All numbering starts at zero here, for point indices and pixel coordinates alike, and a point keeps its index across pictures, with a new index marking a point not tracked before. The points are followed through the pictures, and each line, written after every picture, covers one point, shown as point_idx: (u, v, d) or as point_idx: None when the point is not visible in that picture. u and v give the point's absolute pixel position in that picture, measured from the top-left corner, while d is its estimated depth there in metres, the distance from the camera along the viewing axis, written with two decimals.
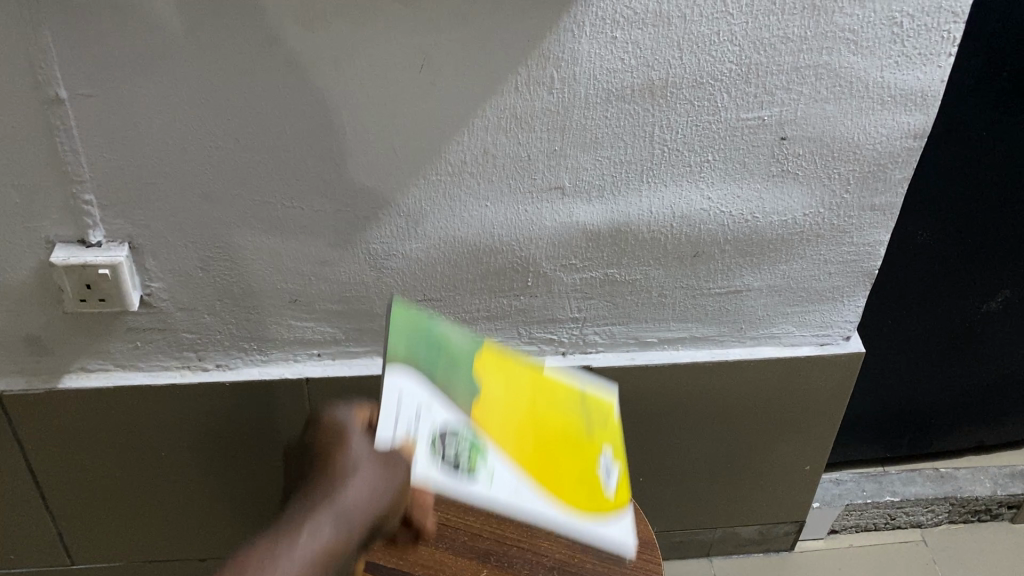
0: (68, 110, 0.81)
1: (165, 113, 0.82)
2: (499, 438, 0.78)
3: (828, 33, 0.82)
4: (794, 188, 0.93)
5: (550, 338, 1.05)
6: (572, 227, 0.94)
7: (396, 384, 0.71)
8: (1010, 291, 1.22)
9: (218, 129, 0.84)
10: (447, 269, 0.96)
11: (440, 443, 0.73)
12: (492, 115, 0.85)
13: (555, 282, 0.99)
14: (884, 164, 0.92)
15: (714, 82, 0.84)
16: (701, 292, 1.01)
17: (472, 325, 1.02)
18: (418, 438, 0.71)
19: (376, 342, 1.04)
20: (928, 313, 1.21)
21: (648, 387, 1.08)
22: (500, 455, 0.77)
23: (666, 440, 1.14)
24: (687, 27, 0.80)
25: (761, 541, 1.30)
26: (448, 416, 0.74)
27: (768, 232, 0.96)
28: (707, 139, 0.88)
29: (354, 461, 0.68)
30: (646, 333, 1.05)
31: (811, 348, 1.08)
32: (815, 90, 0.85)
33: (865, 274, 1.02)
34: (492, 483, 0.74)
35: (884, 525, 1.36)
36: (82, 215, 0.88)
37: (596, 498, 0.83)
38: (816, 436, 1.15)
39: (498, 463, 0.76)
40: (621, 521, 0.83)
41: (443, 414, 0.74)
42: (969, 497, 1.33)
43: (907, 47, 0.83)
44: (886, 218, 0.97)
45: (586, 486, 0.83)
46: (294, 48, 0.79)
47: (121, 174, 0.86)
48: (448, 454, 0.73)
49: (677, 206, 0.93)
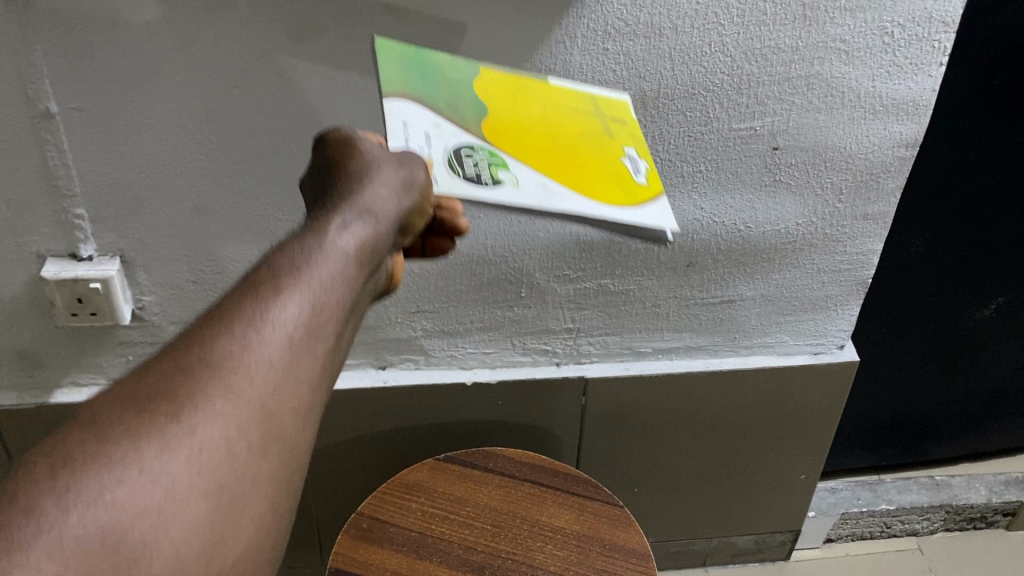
0: (59, 124, 0.80)
1: (156, 126, 0.82)
2: (518, 154, 0.60)
3: (819, 43, 0.82)
4: (787, 197, 0.93)
5: (544, 349, 1.04)
6: (566, 238, 0.93)
7: (396, 112, 0.58)
8: (1004, 299, 1.22)
9: (210, 142, 0.83)
10: (441, 281, 0.96)
11: (458, 158, 0.58)
12: None
13: (549, 293, 0.98)
14: (877, 173, 0.92)
15: (705, 93, 0.84)
16: (694, 302, 1.01)
17: (466, 336, 1.02)
18: (431, 157, 0.57)
19: (369, 354, 1.02)
20: (921, 321, 1.22)
21: (643, 397, 1.08)
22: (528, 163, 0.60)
23: (662, 451, 1.13)
24: (679, 38, 0.80)
25: (757, 550, 1.29)
26: (462, 138, 0.60)
27: (761, 241, 0.96)
28: (700, 149, 0.88)
29: (372, 161, 0.59)
30: (641, 343, 1.05)
31: (805, 357, 1.08)
32: (807, 100, 0.86)
33: (858, 283, 1.02)
34: (516, 187, 0.56)
35: (879, 533, 1.36)
36: (74, 229, 0.88)
37: (625, 185, 0.62)
38: (811, 445, 1.15)
39: (526, 171, 0.59)
40: (662, 210, 0.61)
41: (457, 137, 0.60)
42: (965, 505, 1.33)
43: (899, 57, 0.84)
44: (879, 226, 0.97)
45: (617, 183, 0.62)
46: (286, 61, 0.79)
47: (112, 188, 0.86)
48: (467, 167, 0.57)
49: (670, 216, 0.93)
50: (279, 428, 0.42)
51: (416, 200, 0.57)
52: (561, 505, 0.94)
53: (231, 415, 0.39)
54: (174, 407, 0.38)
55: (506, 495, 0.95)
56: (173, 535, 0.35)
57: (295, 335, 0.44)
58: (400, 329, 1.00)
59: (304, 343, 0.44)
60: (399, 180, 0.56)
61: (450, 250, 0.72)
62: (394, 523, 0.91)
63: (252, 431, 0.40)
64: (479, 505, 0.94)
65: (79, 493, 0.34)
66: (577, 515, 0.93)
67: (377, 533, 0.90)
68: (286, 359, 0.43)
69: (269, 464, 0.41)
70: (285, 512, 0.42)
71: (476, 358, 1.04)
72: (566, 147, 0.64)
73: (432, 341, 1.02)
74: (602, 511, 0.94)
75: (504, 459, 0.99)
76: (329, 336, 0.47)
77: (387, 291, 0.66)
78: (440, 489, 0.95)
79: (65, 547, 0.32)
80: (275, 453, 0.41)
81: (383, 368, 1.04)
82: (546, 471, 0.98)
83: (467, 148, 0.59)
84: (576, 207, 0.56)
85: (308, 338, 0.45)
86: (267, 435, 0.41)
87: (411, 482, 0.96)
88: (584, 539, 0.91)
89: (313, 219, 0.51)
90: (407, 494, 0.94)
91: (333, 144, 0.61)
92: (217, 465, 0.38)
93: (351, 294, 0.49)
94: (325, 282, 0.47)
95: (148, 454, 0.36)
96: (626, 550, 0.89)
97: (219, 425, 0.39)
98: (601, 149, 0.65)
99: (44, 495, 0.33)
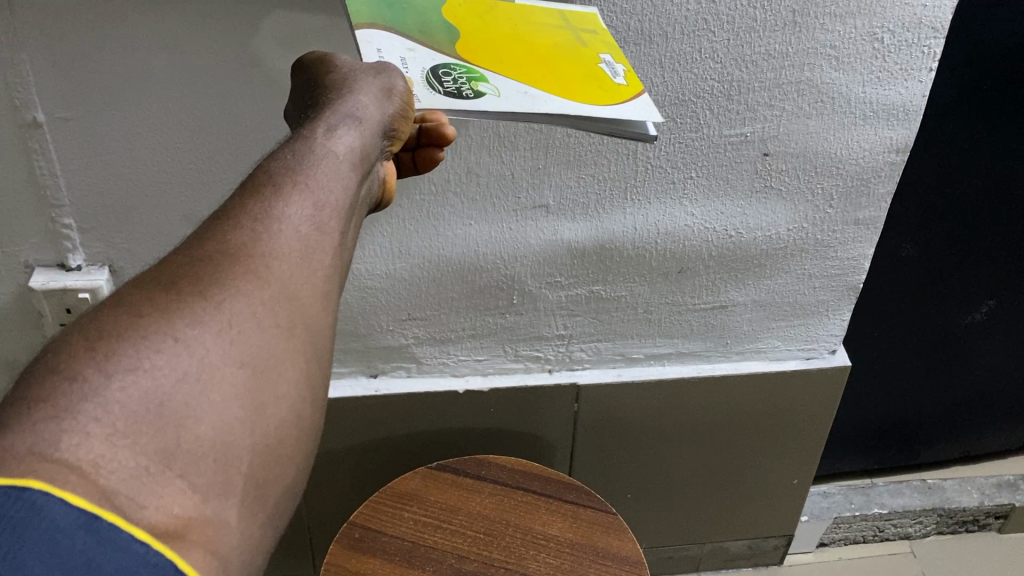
0: (46, 134, 0.80)
1: (144, 135, 0.81)
2: (495, 66, 0.60)
3: (809, 49, 0.82)
4: (777, 203, 0.93)
5: (536, 355, 1.04)
6: (557, 245, 0.93)
7: (368, 42, 0.59)
8: (995, 302, 1.23)
9: (200, 151, 0.83)
10: (432, 288, 0.96)
11: (436, 77, 0.58)
12: (475, 134, 0.84)
13: (541, 300, 0.98)
14: (867, 179, 0.92)
15: (696, 99, 0.84)
16: (686, 308, 1.01)
17: (457, 343, 1.01)
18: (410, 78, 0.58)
19: (361, 362, 1.02)
20: (913, 324, 1.22)
21: (635, 403, 1.08)
22: (504, 73, 0.60)
23: (655, 456, 1.13)
24: (669, 45, 0.80)
25: (750, 555, 1.29)
26: (436, 57, 0.60)
27: (752, 247, 0.96)
28: (691, 155, 0.88)
29: (349, 70, 0.59)
30: (633, 349, 1.05)
31: (797, 362, 1.08)
32: (797, 106, 0.86)
33: (849, 288, 1.02)
34: (499, 96, 0.56)
35: (872, 537, 1.36)
36: (62, 239, 0.88)
37: (603, 84, 0.62)
38: (804, 450, 1.15)
39: (504, 81, 0.59)
40: (645, 101, 0.61)
41: (432, 58, 0.60)
42: (957, 508, 1.33)
43: (889, 63, 0.84)
44: (870, 231, 0.97)
45: (595, 83, 0.62)
46: (274, 69, 0.78)
47: (101, 197, 0.85)
48: (447, 83, 0.58)
49: (661, 222, 0.93)
50: (301, 308, 0.44)
51: (403, 106, 0.56)
52: (553, 513, 0.94)
53: (253, 296, 0.42)
54: (198, 290, 0.41)
55: (499, 503, 0.95)
56: (210, 398, 0.38)
57: (301, 229, 0.46)
58: (392, 337, 1.00)
59: (314, 234, 0.47)
60: (379, 89, 0.56)
61: (440, 159, 0.68)
62: (386, 533, 0.90)
63: (275, 310, 0.43)
64: (471, 514, 0.94)
65: (118, 361, 0.37)
66: (570, 523, 0.93)
67: (369, 542, 0.89)
68: (298, 249, 0.45)
69: (294, 339, 0.44)
70: (318, 386, 0.45)
71: (468, 365, 1.04)
72: (542, 55, 0.64)
73: (424, 348, 1.01)
74: (596, 518, 0.93)
75: (496, 467, 0.99)
76: (336, 229, 0.49)
77: (382, 205, 0.64)
78: (432, 498, 0.95)
79: (112, 409, 0.35)
80: (299, 332, 0.44)
81: (375, 376, 1.04)
82: (538, 479, 0.98)
83: (443, 67, 0.59)
84: (559, 107, 0.56)
85: (312, 232, 0.47)
86: (289, 313, 0.44)
87: (403, 490, 0.95)
88: (577, 547, 0.90)
89: (309, 126, 0.53)
90: (399, 503, 0.94)
91: (312, 67, 0.63)
92: (243, 339, 0.41)
93: (352, 192, 0.51)
94: (324, 179, 0.49)
95: (179, 326, 0.39)
96: (620, 558, 0.89)
97: (243, 305, 0.42)
98: (575, 54, 0.66)
99: (87, 364, 0.36)
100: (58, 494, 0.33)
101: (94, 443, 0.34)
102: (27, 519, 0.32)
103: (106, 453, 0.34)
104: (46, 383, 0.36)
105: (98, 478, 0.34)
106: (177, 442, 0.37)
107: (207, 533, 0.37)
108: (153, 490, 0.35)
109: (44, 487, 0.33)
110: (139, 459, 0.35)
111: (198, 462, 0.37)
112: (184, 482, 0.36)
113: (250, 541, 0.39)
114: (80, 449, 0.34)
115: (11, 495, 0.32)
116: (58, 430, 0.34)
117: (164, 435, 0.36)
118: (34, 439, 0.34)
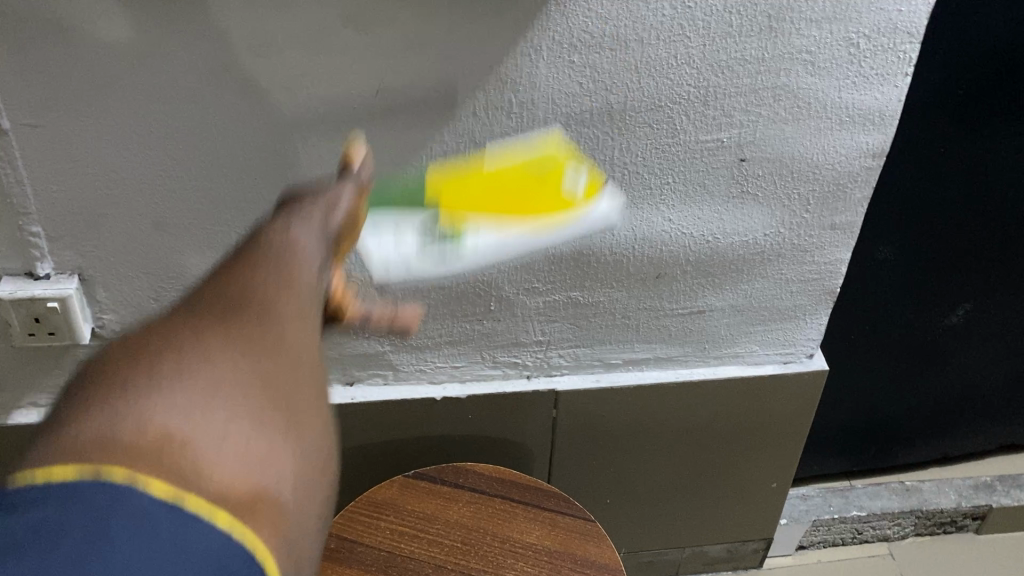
0: (12, 141, 0.78)
1: (113, 141, 0.80)
2: None
3: (785, 54, 0.82)
4: (754, 209, 0.93)
5: (514, 362, 1.03)
6: (534, 251, 0.93)
7: None
8: (971, 304, 1.23)
9: (171, 157, 0.82)
10: (409, 295, 0.95)
11: None
12: (450, 141, 0.84)
13: (518, 306, 0.97)
14: (843, 184, 0.92)
15: (672, 104, 0.84)
16: (664, 313, 1.00)
17: (435, 350, 1.00)
18: None
19: (337, 370, 1.01)
20: (890, 327, 1.22)
21: (615, 409, 1.07)
22: None
23: (634, 461, 1.13)
24: (645, 50, 0.80)
25: (730, 559, 1.29)
26: None
27: (730, 252, 0.96)
28: (668, 161, 0.87)
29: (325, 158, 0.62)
30: (611, 355, 1.04)
31: (775, 366, 1.08)
32: (774, 112, 0.85)
33: (827, 292, 1.02)
34: None
35: (852, 539, 1.36)
36: (30, 247, 0.86)
37: None
38: (782, 453, 1.15)
39: None
40: None
41: None
42: (934, 509, 1.34)
43: (864, 68, 0.84)
44: (847, 236, 0.97)
45: None
46: (245, 75, 0.78)
47: (69, 204, 0.84)
48: None
49: (638, 228, 0.92)
50: (315, 299, 0.44)
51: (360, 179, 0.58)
52: (532, 521, 0.93)
53: (273, 289, 0.41)
54: (218, 297, 0.40)
55: (476, 511, 0.94)
56: (254, 369, 0.37)
57: (302, 237, 0.46)
58: (368, 345, 0.98)
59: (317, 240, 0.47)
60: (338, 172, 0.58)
61: None
62: (363, 543, 0.90)
63: (293, 292, 0.42)
64: (448, 522, 0.93)
65: (159, 364, 0.36)
66: (549, 530, 0.92)
67: (345, 553, 0.89)
68: (300, 247, 0.45)
69: (313, 322, 0.42)
70: None
71: (446, 372, 1.03)
72: None
73: (401, 356, 1.00)
74: (574, 526, 0.93)
75: (475, 474, 0.98)
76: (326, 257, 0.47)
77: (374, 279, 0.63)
78: (409, 506, 0.94)
79: (163, 398, 0.34)
80: (313, 323, 0.42)
81: (351, 384, 1.02)
82: (517, 486, 0.97)
83: None
84: None
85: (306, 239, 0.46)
86: (305, 296, 0.43)
87: (379, 499, 0.94)
88: (555, 555, 0.90)
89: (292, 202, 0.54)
90: (376, 513, 0.93)
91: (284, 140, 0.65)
92: (271, 320, 0.39)
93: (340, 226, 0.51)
94: (313, 212, 0.49)
95: (206, 325, 0.38)
96: (597, 565, 0.89)
97: (264, 293, 0.41)
98: None
99: (126, 372, 0.35)
100: (133, 480, 0.31)
101: (153, 427, 0.33)
102: (109, 502, 0.30)
103: (169, 432, 0.33)
104: (91, 395, 0.34)
105: (165, 456, 0.32)
106: (231, 415, 0.35)
107: (270, 506, 0.34)
108: (220, 459, 0.33)
109: (122, 474, 0.31)
110: (201, 433, 0.34)
111: (257, 425, 0.35)
112: (250, 446, 0.34)
113: (310, 520, 0.36)
114: (143, 434, 0.33)
115: (90, 484, 0.30)
116: (115, 423, 0.33)
117: (218, 408, 0.35)
118: (93, 433, 0.32)
